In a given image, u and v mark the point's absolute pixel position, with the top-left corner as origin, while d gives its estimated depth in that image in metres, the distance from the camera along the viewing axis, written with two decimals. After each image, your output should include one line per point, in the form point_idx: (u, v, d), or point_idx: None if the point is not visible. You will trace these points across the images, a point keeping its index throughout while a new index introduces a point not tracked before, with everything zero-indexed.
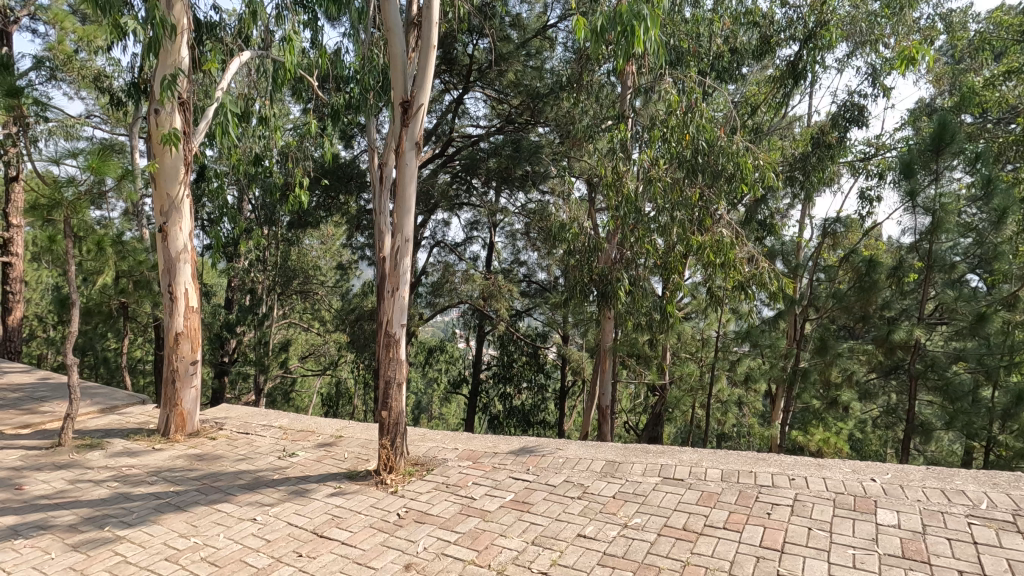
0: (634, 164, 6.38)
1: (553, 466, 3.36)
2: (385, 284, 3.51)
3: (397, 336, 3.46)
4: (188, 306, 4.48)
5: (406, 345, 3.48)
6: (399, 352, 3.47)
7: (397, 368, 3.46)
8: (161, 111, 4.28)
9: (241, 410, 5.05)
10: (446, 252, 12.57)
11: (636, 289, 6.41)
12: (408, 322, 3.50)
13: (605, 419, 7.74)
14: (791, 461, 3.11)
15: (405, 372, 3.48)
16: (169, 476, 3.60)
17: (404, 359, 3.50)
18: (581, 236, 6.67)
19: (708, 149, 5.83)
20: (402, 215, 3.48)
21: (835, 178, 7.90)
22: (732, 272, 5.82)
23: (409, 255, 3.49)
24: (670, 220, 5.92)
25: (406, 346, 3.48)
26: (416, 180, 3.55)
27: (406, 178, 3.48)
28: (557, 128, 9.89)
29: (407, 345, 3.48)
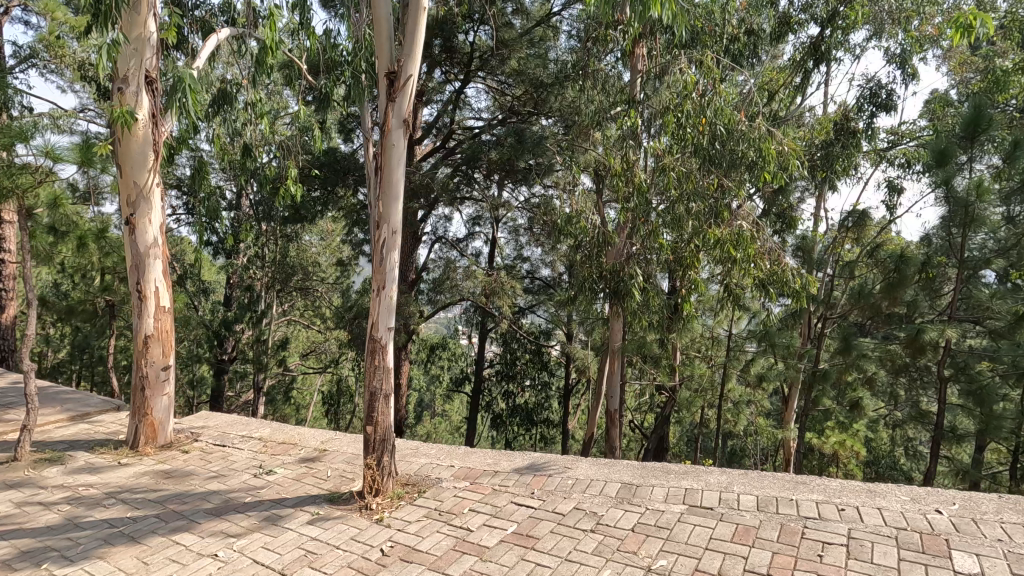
0: (644, 153, 5.95)
1: (561, 489, 2.96)
2: (371, 282, 3.10)
3: (383, 341, 3.05)
4: (159, 305, 4.09)
5: (394, 351, 3.07)
6: (386, 360, 3.05)
7: (384, 377, 3.05)
8: (125, 90, 3.86)
9: (221, 419, 4.65)
10: (448, 247, 12.19)
11: (649, 287, 6.01)
12: (395, 325, 3.09)
13: (615, 423, 7.35)
14: (836, 486, 2.70)
15: (392, 382, 3.07)
16: (130, 498, 3.20)
17: (392, 368, 3.08)
18: (589, 230, 6.27)
19: (729, 130, 5.30)
20: (389, 204, 3.07)
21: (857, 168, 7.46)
22: (752, 270, 5.34)
23: (397, 248, 3.08)
24: (681, 213, 5.45)
25: (394, 352, 3.07)
26: (405, 163, 3.13)
27: (393, 162, 3.06)
28: (562, 118, 9.55)
29: (395, 351, 3.07)
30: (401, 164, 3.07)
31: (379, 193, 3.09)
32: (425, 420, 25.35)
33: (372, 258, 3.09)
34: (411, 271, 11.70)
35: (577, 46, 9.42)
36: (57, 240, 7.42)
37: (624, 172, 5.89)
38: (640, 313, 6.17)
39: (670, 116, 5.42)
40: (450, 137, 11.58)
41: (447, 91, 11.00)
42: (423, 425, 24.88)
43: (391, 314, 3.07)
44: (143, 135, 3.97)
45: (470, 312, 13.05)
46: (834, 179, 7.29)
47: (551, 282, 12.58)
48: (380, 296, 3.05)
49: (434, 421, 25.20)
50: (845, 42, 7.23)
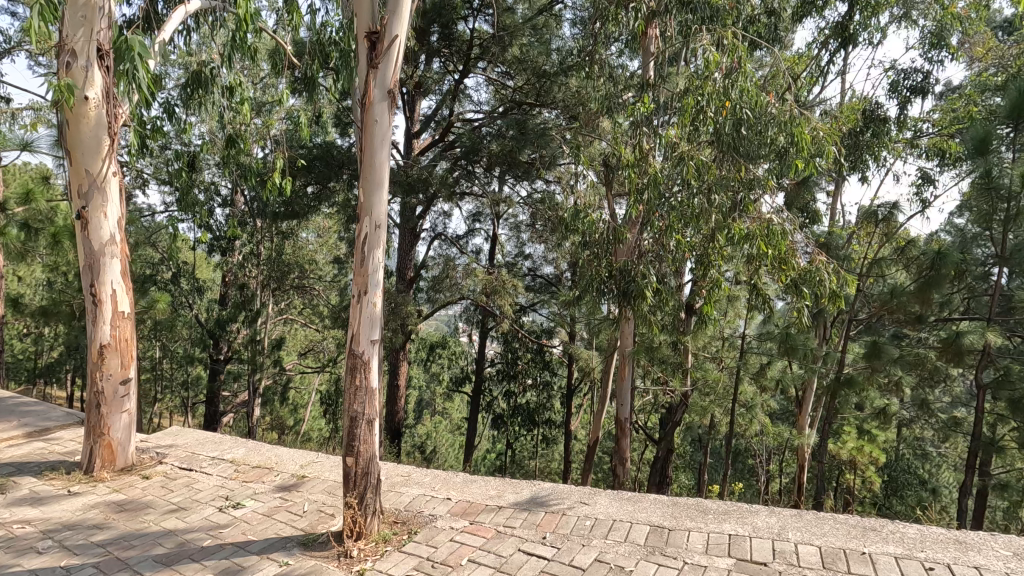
0: (659, 142, 5.46)
1: (578, 532, 2.49)
2: (352, 287, 2.62)
3: (366, 356, 2.56)
4: (116, 311, 3.61)
5: (380, 368, 2.59)
6: (370, 380, 2.57)
7: (367, 401, 2.56)
8: (74, 64, 3.38)
9: (192, 437, 4.18)
10: (448, 245, 11.72)
11: (664, 288, 5.53)
12: (381, 337, 2.60)
13: (625, 432, 6.87)
14: (915, 535, 2.23)
15: (377, 406, 2.59)
16: (69, 540, 2.70)
17: (377, 390, 2.60)
18: (598, 226, 5.78)
19: (760, 114, 4.79)
20: (372, 193, 2.59)
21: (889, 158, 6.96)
22: (781, 270, 4.84)
23: (381, 245, 2.59)
24: (702, 207, 4.96)
25: (379, 369, 2.59)
26: (391, 143, 2.64)
27: (376, 141, 2.56)
28: (566, 109, 9.09)
29: (380, 368, 2.59)
30: (386, 143, 2.59)
31: (361, 179, 2.60)
32: (426, 419, 25.00)
33: (353, 257, 2.60)
34: (409, 269, 11.28)
35: (583, 32, 8.92)
36: (31, 237, 6.95)
37: (638, 163, 5.40)
38: (655, 315, 5.69)
39: (689, 99, 4.92)
40: (449, 130, 11.10)
41: (447, 82, 10.53)
42: (423, 424, 24.51)
43: (375, 326, 2.59)
44: (95, 116, 3.49)
45: (470, 311, 12.60)
46: (859, 169, 6.80)
47: (553, 280, 12.12)
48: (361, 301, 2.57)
49: (435, 420, 24.85)
50: (875, 22, 6.75)
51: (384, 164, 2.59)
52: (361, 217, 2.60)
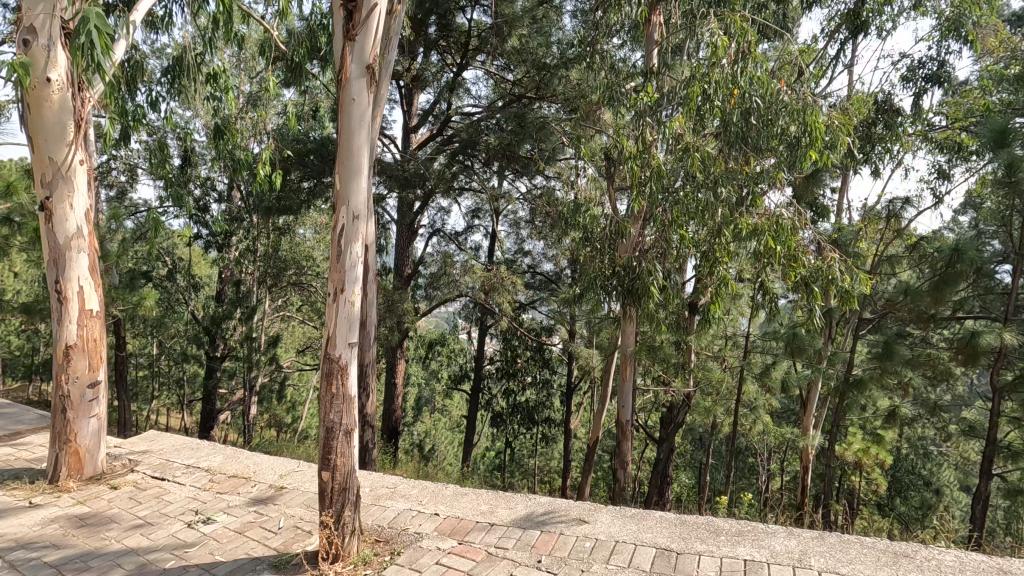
0: (664, 134, 5.21)
1: (578, 556, 2.26)
2: (328, 285, 2.38)
3: (343, 361, 2.33)
4: (83, 309, 3.38)
5: (358, 373, 2.36)
6: (348, 388, 2.35)
7: (344, 410, 2.33)
8: (33, 43, 3.13)
9: (168, 442, 3.95)
10: (446, 241, 11.47)
11: (670, 286, 5.28)
12: (359, 339, 2.37)
13: (627, 434, 6.64)
14: (953, 563, 2.02)
15: (355, 416, 2.36)
16: (19, 560, 2.47)
17: (355, 398, 2.37)
18: (600, 221, 5.54)
19: (773, 102, 4.53)
20: (350, 181, 2.36)
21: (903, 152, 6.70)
22: (794, 268, 4.61)
23: (360, 238, 2.36)
24: (710, 200, 4.72)
25: (358, 375, 2.36)
26: (370, 125, 2.40)
27: (352, 122, 2.33)
28: (567, 102, 8.84)
29: (359, 373, 2.36)
30: (366, 126, 2.36)
31: (337, 165, 2.37)
32: (425, 417, 24.85)
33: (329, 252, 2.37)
34: (406, 265, 11.04)
35: (583, 22, 8.66)
36: (13, 231, 6.71)
37: (641, 155, 5.15)
38: (660, 315, 5.44)
39: (696, 87, 4.66)
40: (447, 124, 10.83)
41: (445, 74, 10.27)
42: (422, 422, 24.32)
43: (354, 329, 2.36)
44: (60, 100, 3.25)
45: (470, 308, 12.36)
46: (871, 162, 6.55)
47: (553, 277, 11.83)
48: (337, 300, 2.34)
49: (434, 418, 24.67)
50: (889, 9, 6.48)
51: (364, 148, 2.37)
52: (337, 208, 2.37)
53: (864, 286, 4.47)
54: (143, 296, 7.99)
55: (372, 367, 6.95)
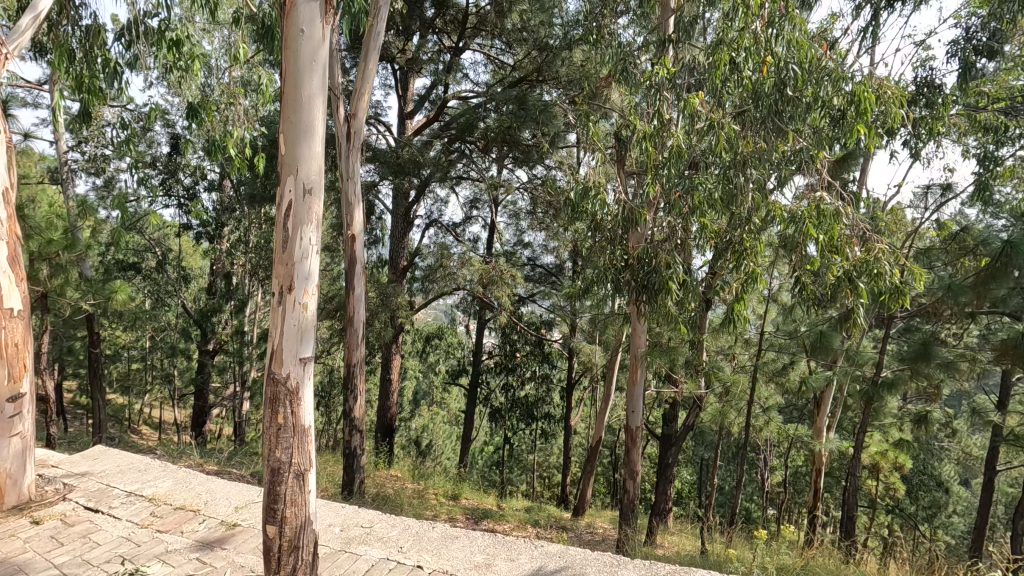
0: (683, 111, 4.65)
1: None
2: (275, 283, 2.24)
3: (290, 376, 2.18)
4: (1, 308, 2.93)
5: (309, 393, 2.20)
6: (300, 418, 2.19)
7: (293, 438, 2.16)
8: None
9: (111, 465, 3.43)
10: (444, 232, 10.94)
11: (690, 280, 4.73)
12: (309, 353, 2.21)
13: (637, 442, 6.10)
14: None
15: (304, 452, 2.18)
16: None
17: (306, 428, 2.19)
18: (612, 207, 4.98)
19: (813, 71, 3.98)
20: (299, 147, 2.26)
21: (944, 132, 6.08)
22: (834, 262, 4.06)
23: (308, 220, 2.24)
24: (738, 183, 4.19)
25: (309, 394, 2.20)
26: (321, 70, 2.29)
27: (297, 66, 2.24)
28: (570, 84, 8.26)
29: (310, 393, 2.20)
30: (317, 77, 2.27)
31: (282, 122, 2.26)
32: (423, 411, 24.43)
33: (276, 239, 2.24)
34: (402, 257, 10.48)
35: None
36: None
37: (656, 134, 4.61)
38: (680, 313, 4.91)
39: (724, 53, 4.06)
40: (443, 109, 10.24)
41: (442, 55, 9.65)
42: (420, 415, 23.91)
43: (306, 340, 2.23)
44: None
45: (468, 302, 11.83)
46: (909, 145, 5.96)
47: (554, 270, 11.52)
48: (286, 299, 2.20)
49: (433, 411, 24.27)
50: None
51: (315, 101, 2.27)
52: (285, 179, 2.25)
53: (916, 282, 3.93)
54: (117, 290, 7.45)
55: (362, 368, 6.42)
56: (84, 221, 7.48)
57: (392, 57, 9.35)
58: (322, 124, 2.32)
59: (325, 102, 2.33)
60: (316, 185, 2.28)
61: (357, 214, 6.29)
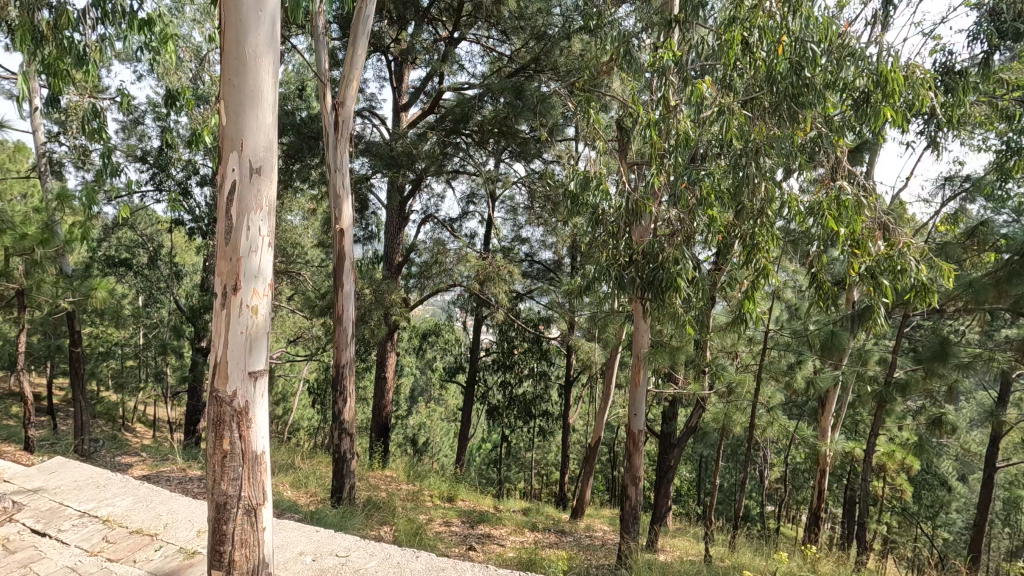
0: (691, 97, 4.34)
1: None
2: (219, 283, 2.01)
3: (237, 392, 1.95)
4: None
5: (260, 411, 1.98)
6: (250, 442, 1.97)
7: (240, 462, 1.94)
8: None
9: (66, 480, 3.21)
10: (440, 227, 10.63)
11: (698, 277, 4.44)
12: (258, 365, 1.99)
13: (639, 447, 5.85)
14: None
15: (255, 478, 1.97)
16: None
17: (257, 451, 1.98)
18: (616, 199, 4.68)
19: (835, 52, 3.68)
20: (243, 116, 2.00)
21: (968, 118, 5.75)
22: (855, 257, 3.78)
23: (254, 208, 2.00)
24: (751, 174, 3.89)
25: (260, 411, 1.98)
26: (266, 25, 2.02)
27: (237, 22, 1.97)
28: (569, 73, 7.92)
29: (261, 410, 1.98)
30: (263, 30, 2.00)
31: (222, 90, 2.00)
32: (421, 408, 24.14)
33: (219, 228, 2.00)
34: (397, 253, 10.15)
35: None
36: None
37: (662, 121, 4.32)
38: (686, 312, 4.62)
39: (737, 31, 3.74)
40: (438, 101, 9.91)
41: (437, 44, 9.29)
42: (418, 412, 23.64)
43: (255, 352, 2.00)
44: None
45: (465, 299, 11.55)
46: (930, 134, 5.63)
47: (553, 266, 11.27)
48: (231, 302, 1.96)
49: (431, 409, 24.02)
50: None
51: (261, 60, 2.01)
52: (227, 154, 1.99)
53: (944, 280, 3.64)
54: (97, 287, 7.13)
55: (352, 368, 6.14)
56: (63, 215, 7.17)
57: (386, 47, 9.03)
58: (271, 89, 2.05)
59: (274, 62, 2.06)
60: (265, 164, 2.03)
61: (346, 208, 5.99)
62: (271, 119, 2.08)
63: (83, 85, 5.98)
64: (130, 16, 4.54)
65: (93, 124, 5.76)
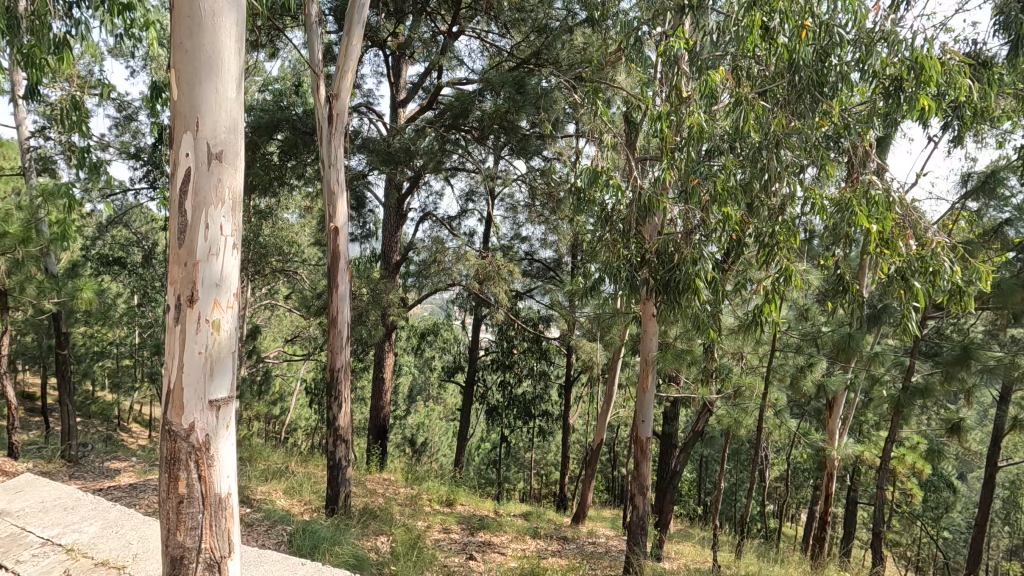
0: (703, 87, 4.12)
1: None
2: (172, 293, 1.76)
3: (194, 425, 1.71)
4: None
5: (222, 445, 1.74)
6: (211, 484, 1.73)
7: (198, 505, 1.70)
8: None
9: (30, 504, 3.01)
10: (438, 226, 10.38)
11: (714, 278, 4.19)
12: (219, 391, 1.75)
13: (646, 455, 5.61)
14: None
15: (218, 523, 1.73)
16: None
17: (220, 491, 1.74)
18: (624, 195, 4.45)
19: (864, 37, 3.43)
20: (197, 90, 1.75)
21: (989, 113, 5.52)
22: (884, 257, 3.55)
23: (212, 203, 1.75)
24: (770, 168, 3.66)
25: (222, 445, 1.74)
26: None
27: None
28: (571, 67, 7.64)
29: (223, 444, 1.74)
30: None
31: (173, 61, 1.75)
32: (419, 407, 23.90)
33: (172, 226, 1.75)
34: (395, 251, 9.88)
35: None
36: None
37: (674, 113, 4.09)
38: (699, 314, 4.37)
39: (756, 17, 3.51)
40: (437, 96, 9.64)
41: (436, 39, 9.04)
42: (416, 412, 23.42)
43: (216, 376, 1.76)
44: None
45: (464, 298, 11.28)
46: (952, 127, 5.39)
47: (553, 265, 11.05)
48: (186, 316, 1.71)
49: (430, 408, 23.82)
50: None
51: (221, 24, 1.78)
52: (180, 135, 1.74)
53: (979, 282, 3.40)
54: (83, 287, 6.87)
55: (346, 373, 5.88)
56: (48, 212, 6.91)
57: (384, 41, 8.79)
58: (231, 60, 1.82)
59: (235, 28, 1.83)
60: (226, 148, 1.79)
61: (340, 204, 5.74)
62: (234, 93, 1.84)
63: (67, 76, 5.69)
64: (109, 0, 4.27)
65: (76, 117, 5.48)
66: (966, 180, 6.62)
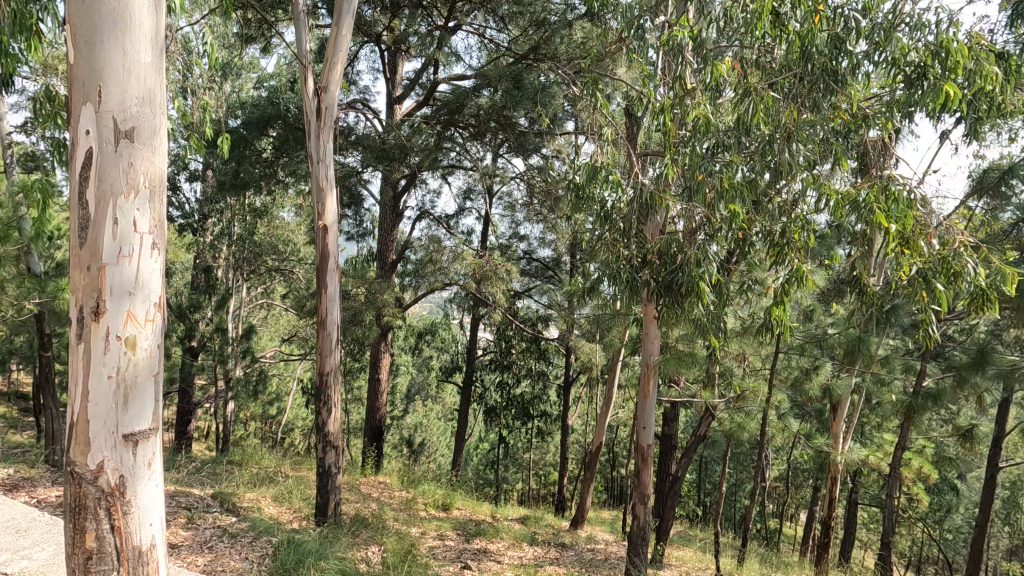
0: (709, 77, 3.89)
1: None
2: (75, 304, 1.55)
3: (101, 467, 1.51)
4: None
5: (138, 490, 1.55)
6: (127, 536, 1.53)
7: (109, 559, 1.51)
8: None
9: None
10: (434, 224, 10.16)
11: (721, 280, 3.98)
12: (133, 428, 1.55)
13: (648, 462, 5.39)
14: None
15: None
16: None
17: (136, 541, 1.55)
18: (626, 191, 4.23)
19: (883, 22, 3.23)
20: (98, 53, 1.54)
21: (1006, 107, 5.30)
22: (904, 257, 3.34)
23: (118, 191, 1.54)
24: (782, 163, 3.44)
25: (138, 491, 1.54)
26: None
27: None
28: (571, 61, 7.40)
29: (138, 490, 1.54)
30: None
31: (69, 20, 1.54)
32: (417, 407, 23.71)
33: (74, 220, 1.54)
34: (391, 251, 9.63)
35: None
36: None
37: (679, 105, 3.87)
38: (705, 317, 4.15)
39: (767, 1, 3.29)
40: (434, 91, 9.40)
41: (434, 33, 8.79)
42: (414, 412, 23.24)
43: (133, 405, 1.56)
44: None
45: (462, 297, 11.04)
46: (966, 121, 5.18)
47: (552, 264, 10.84)
48: (91, 332, 1.51)
49: (427, 408, 23.62)
50: None
51: None
52: (81, 106, 1.54)
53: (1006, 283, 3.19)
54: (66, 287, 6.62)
55: (336, 377, 5.66)
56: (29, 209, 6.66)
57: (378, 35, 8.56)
58: (142, 17, 1.60)
59: None
60: (138, 124, 1.58)
61: (329, 202, 5.52)
62: (147, 57, 1.63)
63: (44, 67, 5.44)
64: None
65: None
66: (980, 177, 6.40)
